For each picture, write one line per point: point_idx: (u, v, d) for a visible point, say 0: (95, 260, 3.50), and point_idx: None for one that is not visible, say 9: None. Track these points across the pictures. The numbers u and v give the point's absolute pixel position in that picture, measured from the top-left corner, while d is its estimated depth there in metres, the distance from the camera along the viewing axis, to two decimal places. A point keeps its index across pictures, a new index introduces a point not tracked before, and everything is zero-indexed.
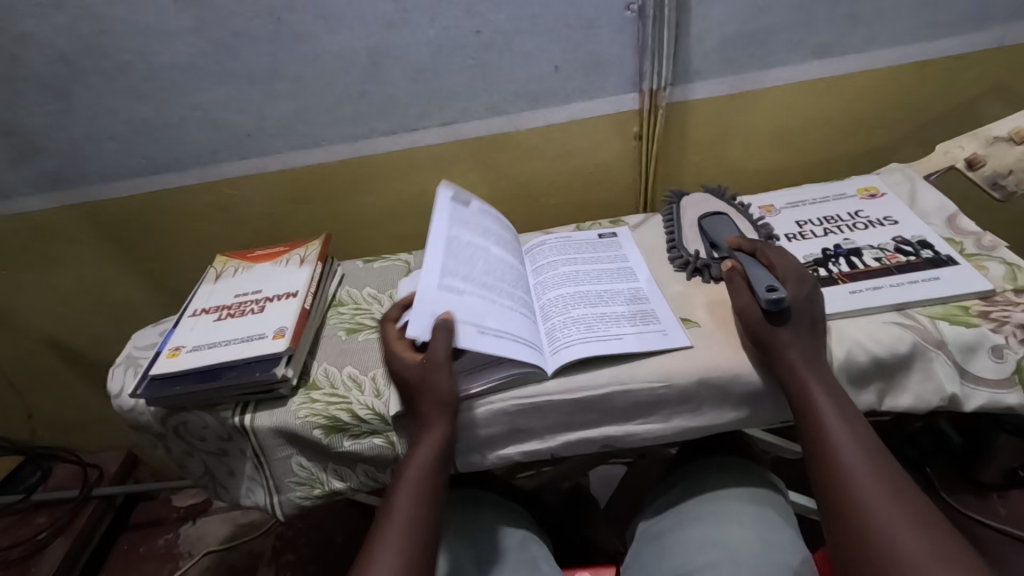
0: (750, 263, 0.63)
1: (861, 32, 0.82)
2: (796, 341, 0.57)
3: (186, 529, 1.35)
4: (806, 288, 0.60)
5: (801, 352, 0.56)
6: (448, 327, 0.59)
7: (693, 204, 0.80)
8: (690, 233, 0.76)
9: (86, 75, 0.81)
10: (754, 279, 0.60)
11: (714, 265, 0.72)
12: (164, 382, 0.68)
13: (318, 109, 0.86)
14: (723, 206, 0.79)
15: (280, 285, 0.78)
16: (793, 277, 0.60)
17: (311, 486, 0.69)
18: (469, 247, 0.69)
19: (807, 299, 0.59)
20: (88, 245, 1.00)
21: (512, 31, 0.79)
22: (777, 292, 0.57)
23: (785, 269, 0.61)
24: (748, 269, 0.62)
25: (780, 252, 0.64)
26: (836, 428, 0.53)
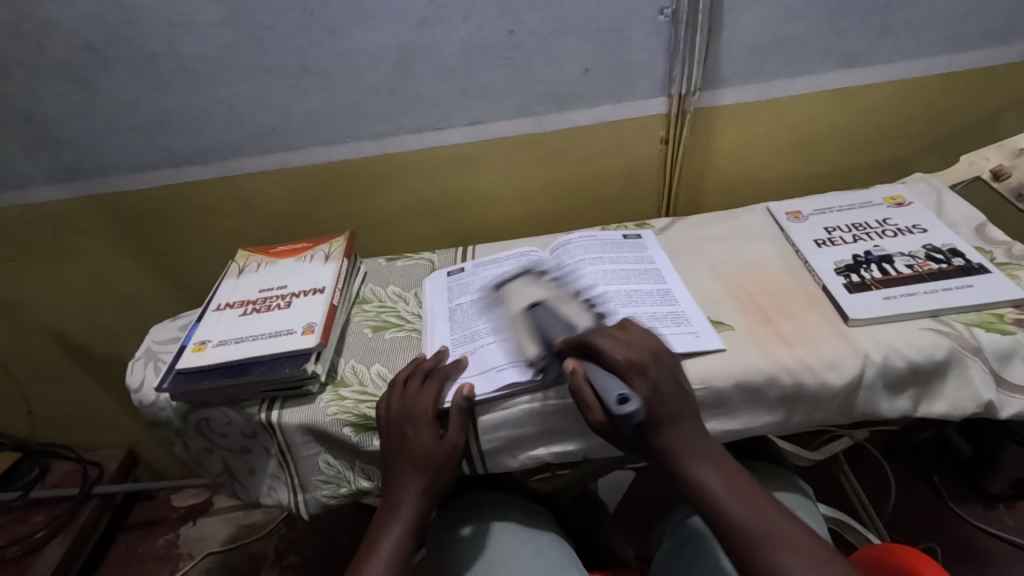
0: (590, 366, 0.57)
1: (888, 42, 0.83)
2: (677, 428, 0.55)
3: (187, 529, 1.33)
4: (660, 372, 0.57)
5: (686, 442, 0.55)
6: (465, 401, 0.61)
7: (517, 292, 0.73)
8: (520, 334, 0.67)
9: (110, 65, 0.80)
10: (599, 385, 0.55)
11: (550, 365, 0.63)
12: (190, 376, 0.67)
13: (345, 105, 0.85)
14: (554, 291, 0.71)
15: (305, 281, 0.78)
16: (634, 365, 0.56)
17: (338, 485, 0.68)
18: (480, 304, 0.75)
19: (657, 389, 0.56)
20: (101, 238, 0.99)
21: (545, 32, 0.79)
22: (629, 402, 0.52)
23: (614, 357, 0.57)
24: (590, 373, 0.57)
25: (611, 338, 0.59)
26: (744, 517, 0.52)
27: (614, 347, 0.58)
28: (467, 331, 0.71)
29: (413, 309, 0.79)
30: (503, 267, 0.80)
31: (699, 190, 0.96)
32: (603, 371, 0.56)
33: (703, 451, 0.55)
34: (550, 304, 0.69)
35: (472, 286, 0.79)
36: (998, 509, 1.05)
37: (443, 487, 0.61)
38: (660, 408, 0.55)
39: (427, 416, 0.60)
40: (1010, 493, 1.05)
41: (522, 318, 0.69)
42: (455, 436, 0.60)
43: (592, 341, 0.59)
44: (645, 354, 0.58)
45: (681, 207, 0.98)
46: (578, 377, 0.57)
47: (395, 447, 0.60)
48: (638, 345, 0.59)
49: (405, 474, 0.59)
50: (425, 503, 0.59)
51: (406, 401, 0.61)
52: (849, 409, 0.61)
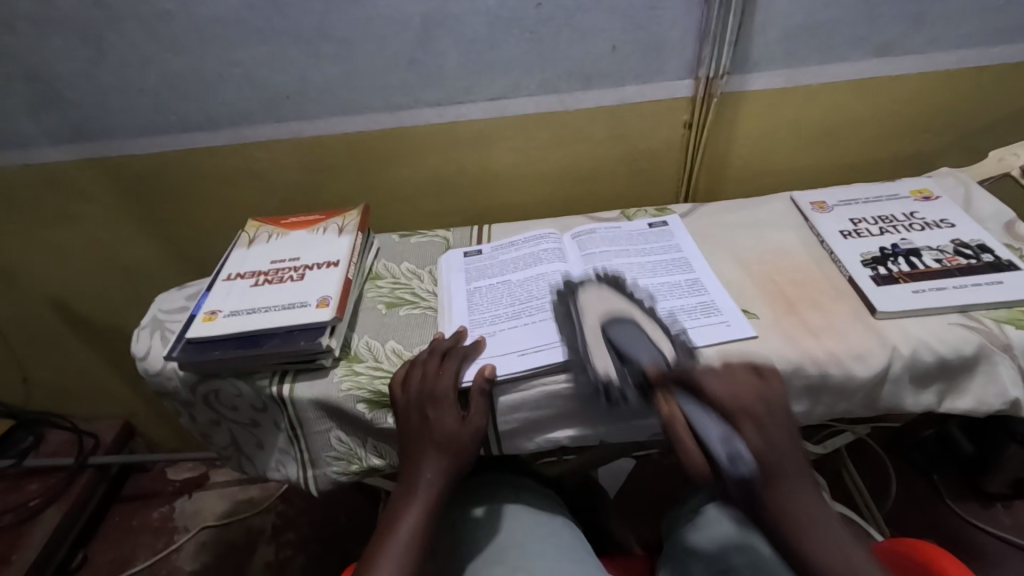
0: (698, 416, 0.52)
1: (923, 33, 0.81)
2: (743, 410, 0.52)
3: (183, 503, 1.31)
4: (761, 402, 0.53)
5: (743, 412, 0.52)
6: (485, 384, 0.60)
7: (590, 301, 0.67)
8: (591, 343, 0.62)
9: (120, 21, 0.77)
10: (701, 428, 0.52)
11: (628, 387, 0.58)
12: (200, 346, 0.65)
13: (364, 74, 0.83)
14: (627, 304, 0.66)
15: (319, 254, 0.76)
16: (744, 402, 0.53)
17: (349, 462, 0.67)
18: (492, 291, 0.73)
19: (769, 441, 0.51)
20: (104, 202, 0.96)
21: (574, 7, 0.77)
22: (738, 457, 0.50)
23: (732, 402, 0.52)
24: (692, 415, 0.53)
25: (718, 376, 0.54)
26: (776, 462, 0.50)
27: (720, 383, 0.54)
28: (486, 313, 0.70)
29: (427, 287, 0.77)
30: (515, 254, 0.78)
31: (720, 176, 0.94)
32: (704, 410, 0.53)
33: (771, 422, 0.52)
34: (634, 322, 0.63)
35: (493, 268, 0.77)
36: (995, 508, 1.05)
37: (463, 466, 0.59)
38: (771, 461, 0.50)
39: (448, 396, 0.59)
40: (1008, 492, 1.05)
41: (537, 307, 0.68)
42: (478, 418, 0.59)
43: (707, 388, 0.53)
44: (749, 382, 0.54)
45: (700, 194, 0.96)
46: (675, 418, 0.53)
47: (415, 426, 0.59)
48: (746, 383, 0.54)
49: (425, 451, 0.58)
50: (446, 484, 0.58)
51: (427, 379, 0.60)
52: (873, 402, 0.61)
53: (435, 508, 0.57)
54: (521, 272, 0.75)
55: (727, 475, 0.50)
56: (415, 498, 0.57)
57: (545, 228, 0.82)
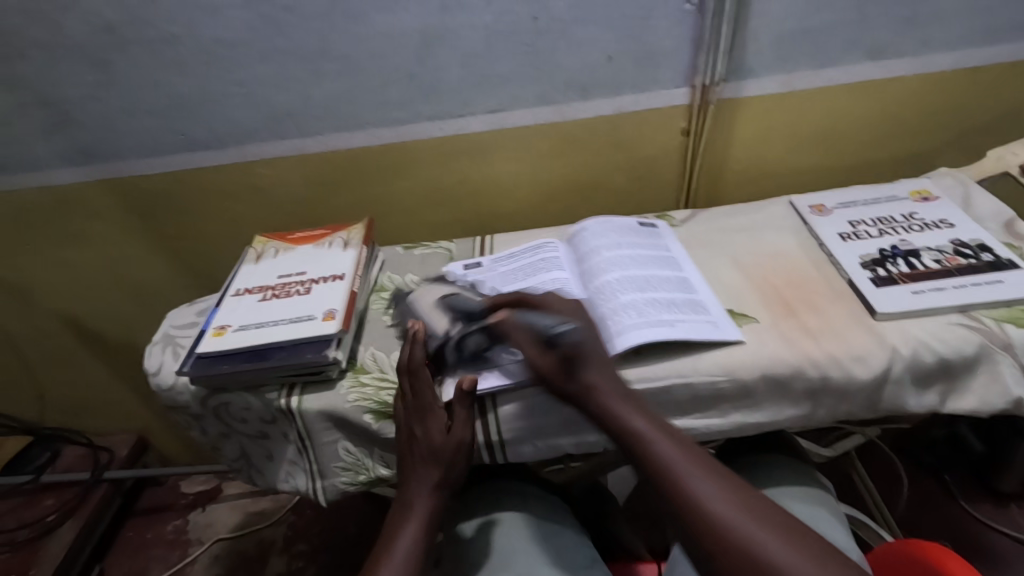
0: (525, 313, 0.60)
1: (917, 35, 0.82)
2: (600, 367, 0.56)
3: (196, 516, 1.33)
4: (585, 325, 0.60)
5: (618, 397, 0.54)
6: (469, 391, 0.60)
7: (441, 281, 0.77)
8: (432, 314, 0.69)
9: (129, 46, 0.80)
10: (532, 321, 0.59)
11: (471, 334, 0.64)
12: (211, 361, 0.66)
13: (366, 90, 0.85)
14: (461, 281, 0.76)
15: (324, 268, 0.77)
16: (569, 313, 0.61)
17: (357, 472, 0.68)
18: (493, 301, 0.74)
19: (589, 332, 0.58)
20: (115, 221, 0.98)
21: (569, 20, 0.79)
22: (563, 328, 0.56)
23: (553, 305, 0.61)
24: (523, 317, 0.60)
25: (548, 295, 0.64)
26: (671, 454, 0.49)
27: (550, 301, 0.63)
28: None
29: (431, 298, 0.78)
30: (515, 265, 0.79)
31: (719, 182, 0.95)
32: (539, 313, 0.61)
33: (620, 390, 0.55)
34: (470, 289, 0.74)
35: (488, 274, 0.78)
36: (1010, 508, 1.04)
37: (455, 480, 0.61)
38: (590, 347, 0.57)
39: (438, 411, 0.60)
40: (1021, 492, 1.04)
41: None
42: (461, 429, 0.60)
43: (533, 296, 0.63)
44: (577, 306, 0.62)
45: (701, 200, 0.97)
46: (510, 322, 0.60)
47: (407, 442, 0.61)
48: (573, 307, 0.62)
49: (417, 466, 0.60)
50: (439, 497, 0.60)
51: (418, 395, 0.61)
52: (875, 404, 0.61)
53: (430, 517, 0.58)
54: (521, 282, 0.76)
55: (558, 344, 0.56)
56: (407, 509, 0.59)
57: (546, 237, 0.83)
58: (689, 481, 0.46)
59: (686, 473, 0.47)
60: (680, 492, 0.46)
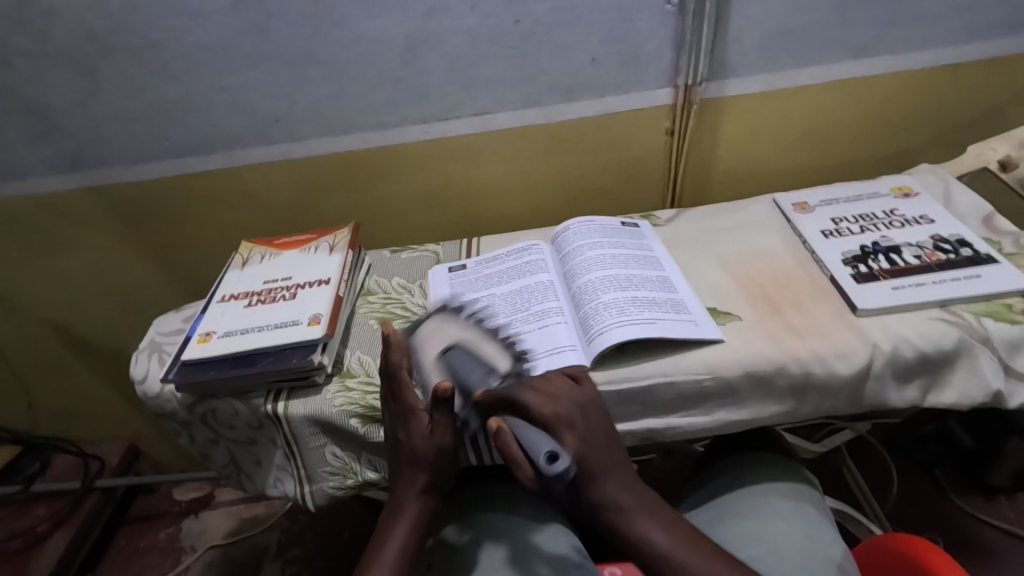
0: (517, 426, 0.53)
1: (897, 33, 0.83)
2: (610, 480, 0.54)
3: (189, 523, 1.32)
4: (585, 428, 0.55)
5: (635, 513, 0.54)
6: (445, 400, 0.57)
7: (438, 330, 0.67)
8: (432, 366, 0.63)
9: (113, 54, 0.80)
10: (529, 442, 0.52)
11: (468, 418, 0.60)
12: (196, 368, 0.66)
13: (352, 95, 0.85)
14: (466, 330, 0.67)
15: (310, 273, 0.77)
16: (567, 419, 0.54)
17: (345, 476, 0.68)
18: (478, 303, 0.74)
19: (589, 442, 0.54)
20: (102, 229, 0.98)
21: (552, 22, 0.79)
22: (556, 459, 0.51)
23: (537, 404, 0.55)
24: (515, 431, 0.53)
25: (532, 389, 0.56)
26: (699, 572, 0.51)
27: (536, 396, 0.56)
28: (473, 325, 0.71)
29: (418, 301, 0.78)
30: (499, 266, 0.80)
31: (705, 181, 0.95)
32: (527, 424, 0.54)
33: (636, 502, 0.54)
34: (467, 345, 0.65)
35: (478, 279, 0.78)
36: (999, 501, 1.05)
37: (444, 480, 0.61)
38: (591, 465, 0.54)
39: (425, 415, 0.60)
40: (1011, 484, 1.05)
41: (523, 317, 0.70)
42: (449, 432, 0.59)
43: (515, 393, 0.56)
44: (570, 397, 0.56)
45: (687, 199, 0.97)
46: (505, 440, 0.50)
47: (395, 446, 0.60)
48: (563, 394, 0.57)
49: (406, 469, 0.59)
50: (428, 500, 0.60)
51: (404, 399, 0.60)
52: (857, 399, 0.61)
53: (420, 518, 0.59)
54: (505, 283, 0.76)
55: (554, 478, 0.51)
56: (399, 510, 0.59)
57: (532, 238, 0.84)
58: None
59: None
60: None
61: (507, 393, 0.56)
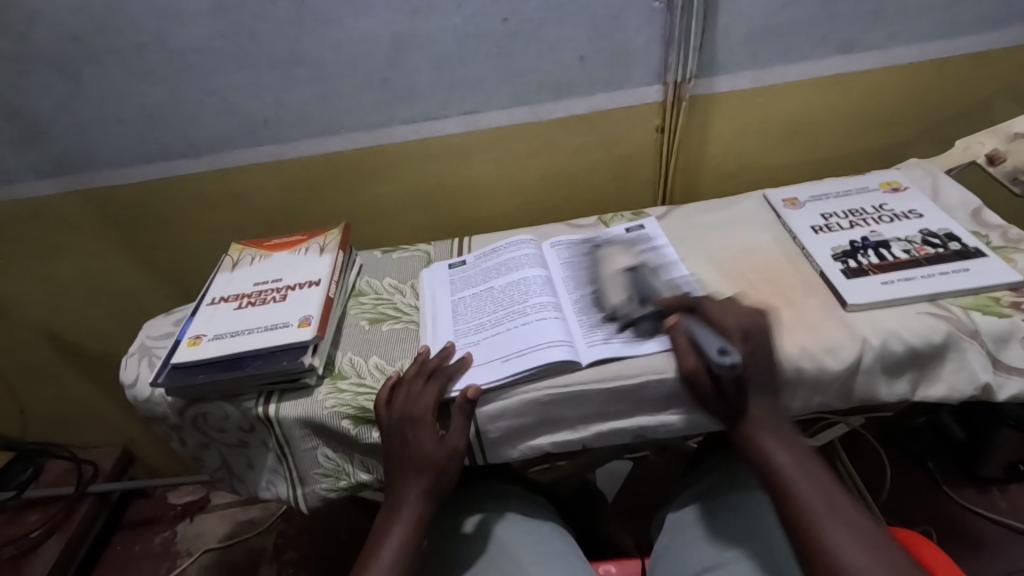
0: (692, 323, 0.61)
1: (884, 28, 0.83)
2: (759, 397, 0.57)
3: (184, 527, 1.32)
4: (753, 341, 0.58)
5: (772, 433, 0.55)
6: (465, 410, 0.61)
7: (608, 255, 0.76)
8: (614, 286, 0.71)
9: (98, 57, 0.79)
10: (701, 340, 0.58)
11: (642, 319, 0.66)
12: (186, 371, 0.66)
13: (340, 95, 0.84)
14: (644, 258, 0.75)
15: (301, 274, 0.77)
16: (739, 329, 0.59)
17: (337, 478, 0.68)
18: (474, 300, 0.74)
19: (755, 355, 0.58)
20: (90, 232, 0.97)
21: (539, 20, 0.79)
22: (728, 355, 0.54)
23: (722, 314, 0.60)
24: (691, 327, 0.60)
25: (721, 303, 0.62)
26: (813, 496, 0.51)
27: (722, 310, 0.61)
28: (469, 323, 0.70)
29: (410, 301, 0.78)
30: (499, 260, 0.79)
31: (695, 178, 0.95)
32: (705, 326, 0.60)
33: (774, 425, 0.56)
34: (644, 270, 0.72)
35: (476, 278, 0.78)
36: (991, 493, 1.05)
37: (449, 481, 0.60)
38: (752, 374, 0.57)
39: (427, 417, 0.60)
40: (1003, 476, 1.05)
41: (519, 311, 0.69)
42: (457, 438, 0.60)
43: (705, 305, 0.62)
44: (753, 316, 0.60)
45: (678, 196, 0.97)
46: (678, 329, 0.61)
47: (396, 450, 0.60)
48: (743, 314, 0.61)
49: (410, 468, 0.59)
50: (427, 504, 0.59)
51: (408, 401, 0.61)
52: (847, 394, 0.62)
53: (420, 522, 0.58)
54: (503, 279, 0.76)
55: (721, 369, 0.54)
56: (399, 513, 0.58)
57: (524, 237, 0.84)
58: (822, 523, 0.49)
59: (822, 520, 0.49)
60: (816, 536, 0.49)
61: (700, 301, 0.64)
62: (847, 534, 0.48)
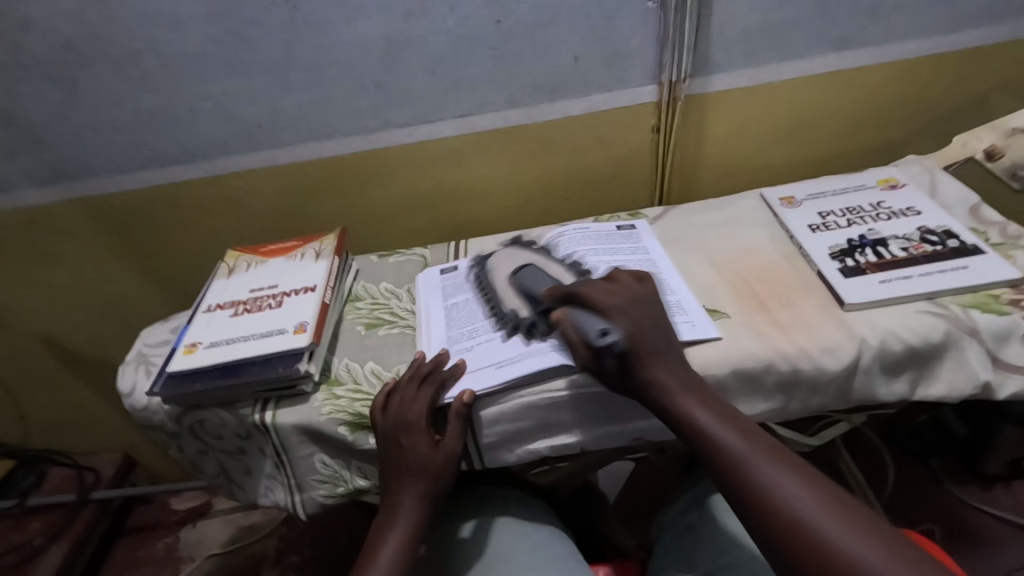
0: (579, 312, 0.59)
1: (880, 24, 0.82)
2: (658, 360, 0.56)
3: (186, 532, 1.32)
4: (637, 313, 0.58)
5: (684, 394, 0.54)
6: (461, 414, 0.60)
7: (500, 262, 0.77)
8: (507, 294, 0.72)
9: (91, 64, 0.79)
10: (581, 328, 0.58)
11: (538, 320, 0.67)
12: (182, 379, 0.66)
13: (334, 99, 0.84)
14: (530, 255, 0.76)
15: (296, 280, 0.77)
16: (620, 308, 0.58)
17: (335, 484, 0.68)
18: (469, 305, 0.74)
19: (640, 325, 0.57)
20: (87, 240, 0.97)
21: (533, 21, 0.79)
22: (608, 335, 0.56)
23: (601, 296, 0.59)
24: (576, 317, 0.59)
25: (594, 284, 0.61)
26: (739, 446, 0.50)
27: (593, 291, 0.60)
28: (465, 328, 0.70)
29: (406, 306, 0.78)
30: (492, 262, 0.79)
31: (692, 178, 0.95)
32: (588, 311, 0.59)
33: (688, 385, 0.55)
34: (537, 266, 0.74)
35: (470, 281, 0.77)
36: (994, 489, 1.05)
37: (446, 485, 0.60)
38: (642, 344, 0.56)
39: (422, 423, 0.59)
40: (1006, 472, 1.05)
41: (513, 316, 0.69)
42: (453, 442, 0.60)
43: (582, 289, 0.61)
44: (626, 292, 0.60)
45: (676, 195, 0.97)
46: (564, 323, 0.59)
47: (392, 455, 0.60)
48: (620, 292, 0.60)
49: (406, 473, 0.59)
50: (425, 509, 0.59)
51: (402, 407, 0.61)
52: (846, 394, 0.61)
53: (416, 528, 0.58)
54: (497, 282, 0.75)
55: (605, 352, 0.56)
56: (395, 518, 0.58)
57: (521, 239, 0.83)
58: (751, 470, 0.48)
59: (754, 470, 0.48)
60: (744, 484, 0.48)
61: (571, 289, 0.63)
62: (781, 473, 0.47)
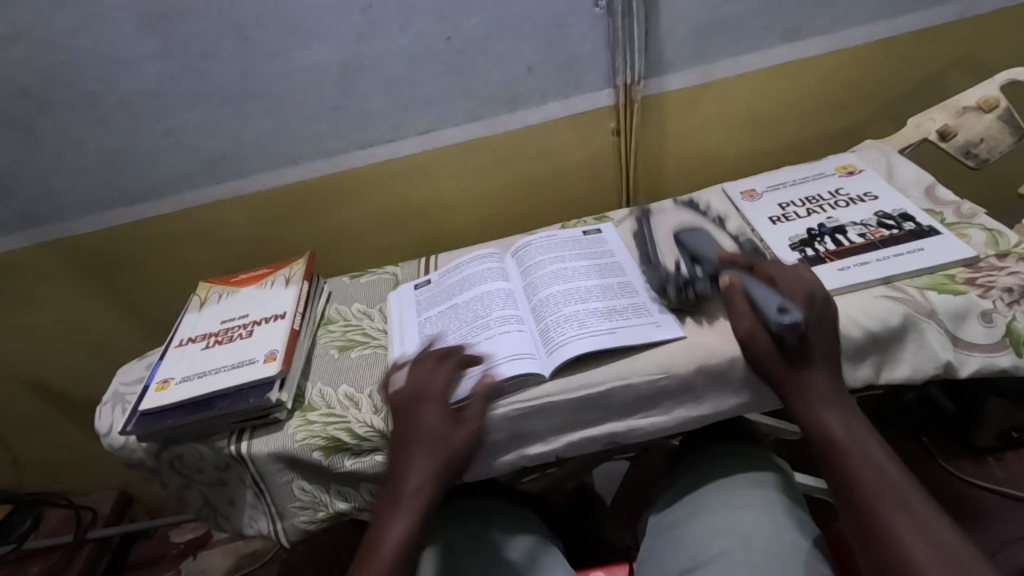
0: (750, 281, 0.60)
1: (826, 14, 0.84)
2: (811, 368, 0.56)
3: (187, 564, 1.31)
4: (820, 306, 0.58)
5: (827, 403, 0.54)
6: (485, 395, 0.61)
7: (667, 222, 0.79)
8: (669, 251, 0.73)
9: (50, 109, 0.80)
10: (757, 297, 0.58)
11: (700, 279, 0.66)
12: (155, 416, 0.66)
13: (295, 126, 0.85)
14: (703, 221, 0.76)
15: (266, 308, 0.77)
16: (800, 293, 0.59)
17: (315, 509, 0.67)
18: (440, 319, 0.74)
19: (818, 320, 0.57)
20: (63, 281, 0.97)
21: (484, 34, 0.80)
22: (788, 313, 0.55)
23: (776, 274, 0.61)
24: (749, 286, 0.60)
25: (779, 265, 0.63)
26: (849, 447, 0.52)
27: (775, 270, 0.62)
28: (436, 342, 0.71)
29: (378, 325, 0.78)
30: (462, 275, 0.79)
31: (658, 176, 0.95)
32: (764, 285, 0.60)
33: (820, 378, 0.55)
34: (706, 231, 0.73)
35: (439, 296, 0.78)
36: None
37: (453, 471, 0.58)
38: (814, 336, 0.57)
39: (439, 396, 0.61)
40: None
41: (482, 326, 0.69)
42: (473, 417, 0.60)
43: (763, 267, 0.62)
44: (812, 282, 0.60)
45: (644, 196, 0.97)
46: (733, 289, 0.60)
47: (406, 427, 0.60)
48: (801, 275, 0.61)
49: (411, 454, 0.58)
50: (438, 489, 0.57)
51: (419, 380, 0.63)
52: None
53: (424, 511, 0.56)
54: (465, 295, 0.76)
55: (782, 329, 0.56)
56: (401, 500, 0.56)
57: (490, 249, 0.84)
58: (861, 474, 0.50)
59: (890, 512, 0.47)
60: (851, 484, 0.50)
61: (754, 265, 0.63)
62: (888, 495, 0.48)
